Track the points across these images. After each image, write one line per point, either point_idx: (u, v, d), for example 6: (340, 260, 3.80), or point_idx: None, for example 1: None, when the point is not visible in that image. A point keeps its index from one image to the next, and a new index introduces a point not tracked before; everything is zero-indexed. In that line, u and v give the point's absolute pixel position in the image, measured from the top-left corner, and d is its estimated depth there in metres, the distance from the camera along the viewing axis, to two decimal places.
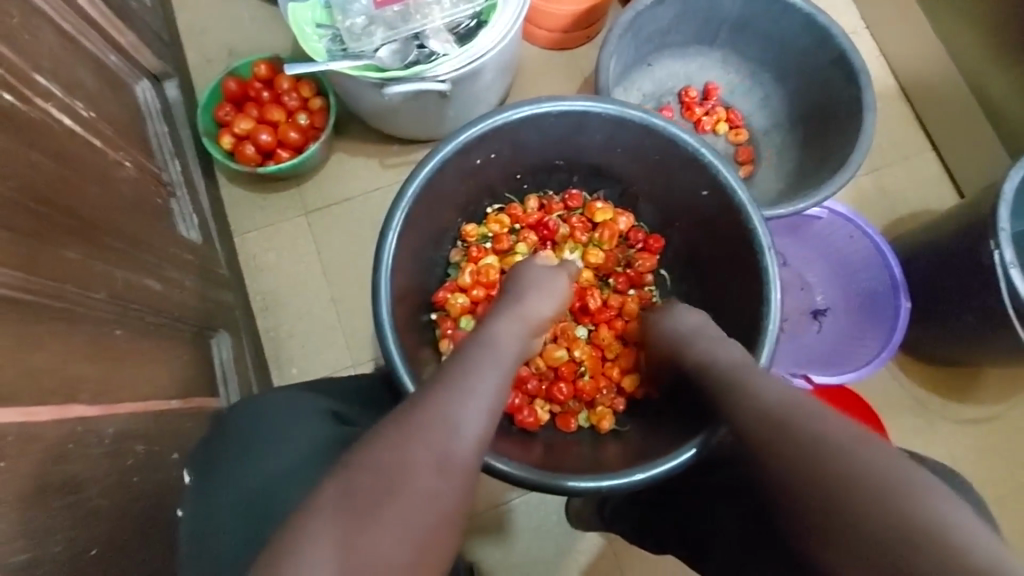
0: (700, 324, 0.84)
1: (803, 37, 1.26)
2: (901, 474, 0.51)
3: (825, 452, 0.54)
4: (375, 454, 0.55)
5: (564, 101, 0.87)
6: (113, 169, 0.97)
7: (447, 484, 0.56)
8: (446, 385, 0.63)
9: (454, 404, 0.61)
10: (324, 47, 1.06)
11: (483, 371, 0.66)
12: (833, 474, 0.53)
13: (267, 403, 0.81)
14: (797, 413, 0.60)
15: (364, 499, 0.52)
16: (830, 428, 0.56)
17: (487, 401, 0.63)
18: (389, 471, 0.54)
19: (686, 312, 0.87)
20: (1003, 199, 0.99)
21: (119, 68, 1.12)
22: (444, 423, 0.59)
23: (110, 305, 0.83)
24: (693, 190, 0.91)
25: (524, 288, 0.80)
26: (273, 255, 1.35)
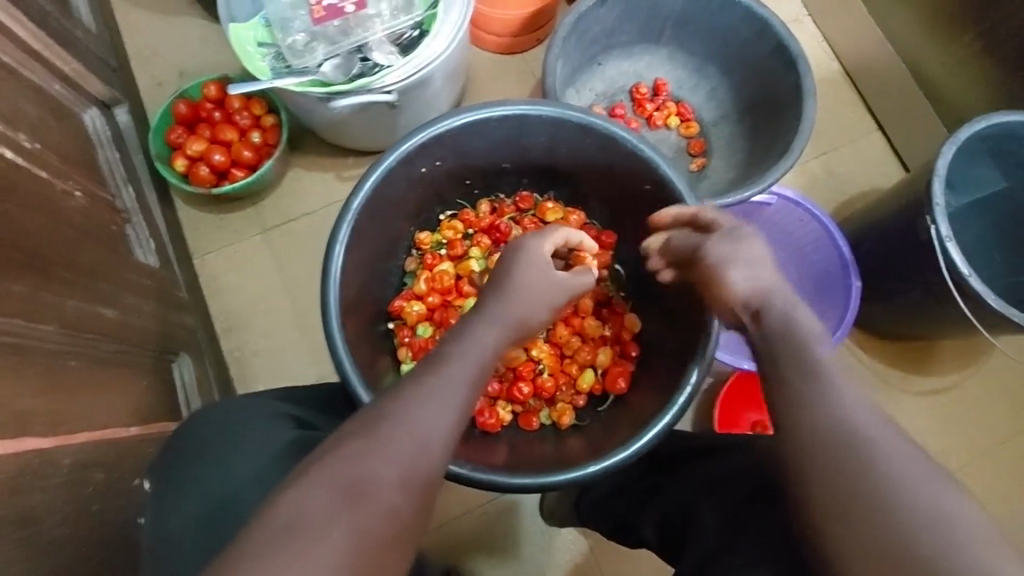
0: (752, 263, 0.72)
1: (743, 30, 1.30)
2: (914, 481, 0.50)
3: (846, 451, 0.53)
4: (334, 471, 0.54)
5: (503, 105, 0.88)
6: (62, 199, 0.96)
7: (410, 492, 0.56)
8: (416, 390, 0.63)
9: (418, 410, 0.61)
10: (268, 66, 1.07)
11: (447, 381, 0.64)
12: (823, 469, 0.53)
13: (223, 411, 0.80)
14: (812, 405, 0.57)
15: (326, 511, 0.52)
16: (840, 428, 0.55)
17: (455, 405, 0.63)
18: (352, 481, 0.54)
19: (738, 245, 0.74)
20: (937, 175, 1.03)
21: (65, 96, 1.11)
22: (412, 430, 0.59)
23: (61, 335, 0.82)
24: (635, 184, 0.93)
25: (503, 282, 0.79)
26: (235, 274, 1.35)
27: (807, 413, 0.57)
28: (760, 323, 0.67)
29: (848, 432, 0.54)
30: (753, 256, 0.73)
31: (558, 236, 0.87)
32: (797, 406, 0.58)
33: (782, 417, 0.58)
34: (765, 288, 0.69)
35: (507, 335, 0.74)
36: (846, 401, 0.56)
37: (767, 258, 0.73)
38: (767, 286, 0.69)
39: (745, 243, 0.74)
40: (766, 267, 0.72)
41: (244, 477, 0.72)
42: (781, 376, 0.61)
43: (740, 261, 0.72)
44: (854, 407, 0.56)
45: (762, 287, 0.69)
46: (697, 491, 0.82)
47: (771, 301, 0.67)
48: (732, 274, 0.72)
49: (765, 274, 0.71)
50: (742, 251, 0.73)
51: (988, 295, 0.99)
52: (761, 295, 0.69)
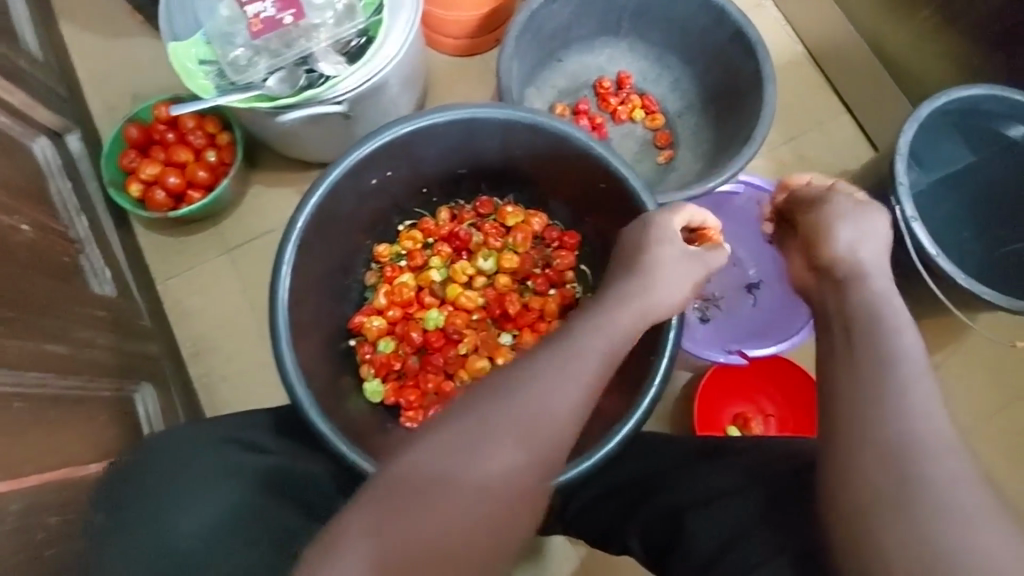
0: (862, 237, 0.74)
1: (701, 17, 1.27)
2: (958, 493, 0.51)
3: (901, 452, 0.54)
4: (423, 473, 0.53)
5: (449, 109, 0.85)
6: (9, 234, 0.92)
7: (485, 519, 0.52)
8: (547, 358, 0.61)
9: (538, 384, 0.58)
10: (212, 84, 1.04)
11: (560, 379, 0.59)
12: (871, 479, 0.54)
13: (176, 440, 0.77)
14: (878, 401, 0.57)
15: (413, 488, 0.52)
16: (898, 433, 0.55)
17: (576, 382, 0.60)
18: (460, 441, 0.54)
19: (863, 220, 0.76)
20: (899, 155, 1.02)
21: (13, 130, 1.08)
22: (534, 403, 0.57)
23: (5, 376, 0.79)
24: (591, 183, 0.91)
25: (653, 264, 0.73)
26: (199, 298, 1.32)
27: (872, 421, 0.57)
28: (848, 294, 0.69)
29: (911, 444, 0.54)
30: (862, 236, 0.74)
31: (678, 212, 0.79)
32: (864, 411, 0.57)
33: (847, 412, 0.58)
34: (863, 263, 0.71)
35: (637, 319, 0.69)
36: (920, 404, 0.56)
37: (885, 237, 0.75)
38: (871, 261, 0.72)
39: (870, 219, 0.76)
40: (872, 247, 0.73)
41: (194, 513, 0.69)
42: (852, 370, 0.61)
43: (844, 234, 0.75)
44: (926, 424, 0.55)
45: (860, 262, 0.72)
46: (692, 500, 0.80)
47: (869, 273, 0.70)
48: (835, 241, 0.74)
49: (867, 255, 0.72)
50: (847, 228, 0.75)
51: (958, 274, 0.97)
52: (853, 267, 0.71)
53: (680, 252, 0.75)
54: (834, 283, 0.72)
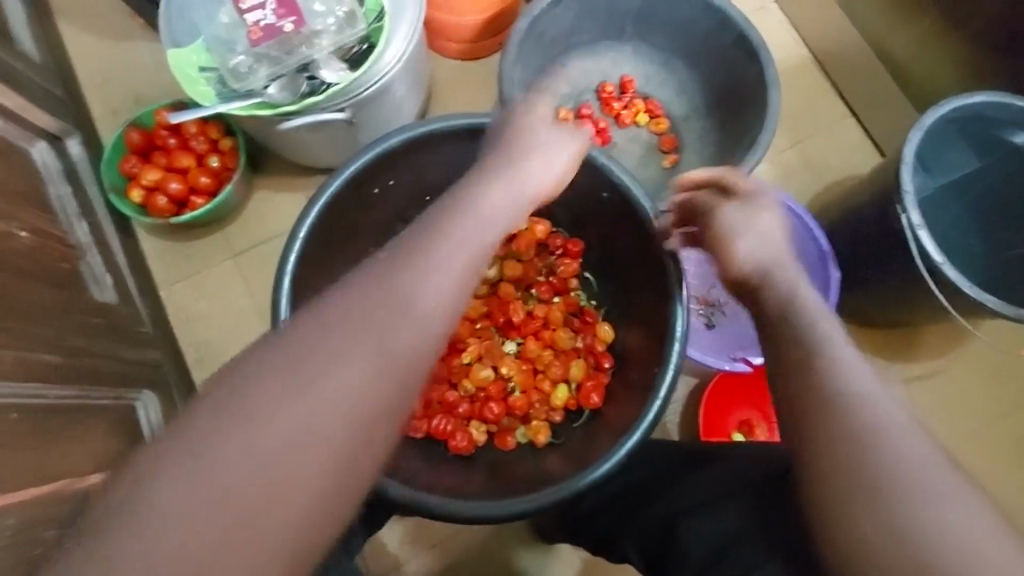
0: (764, 231, 0.71)
1: (705, 21, 1.27)
2: (924, 477, 0.49)
3: (865, 441, 0.51)
4: (241, 396, 0.48)
5: (452, 119, 0.86)
6: (5, 242, 0.92)
7: (317, 434, 0.48)
8: (428, 241, 0.60)
9: (418, 265, 0.58)
10: (213, 90, 1.03)
11: (437, 263, 0.59)
12: (838, 464, 0.51)
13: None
14: (833, 386, 0.55)
15: (293, 386, 0.49)
16: (861, 422, 0.52)
17: (456, 269, 0.60)
18: (338, 335, 0.52)
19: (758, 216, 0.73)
20: (904, 163, 1.01)
21: (9, 133, 1.07)
22: (410, 280, 0.57)
23: (2, 387, 0.78)
24: (595, 191, 0.90)
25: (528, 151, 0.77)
26: (202, 304, 1.32)
27: (836, 409, 0.54)
28: (764, 299, 0.66)
29: (878, 431, 0.52)
30: (755, 233, 0.72)
31: (541, 135, 0.80)
32: (820, 398, 0.55)
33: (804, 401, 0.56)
34: (767, 264, 0.68)
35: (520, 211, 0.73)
36: (869, 390, 0.54)
37: (781, 228, 0.73)
38: (772, 258, 0.69)
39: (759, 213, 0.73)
40: (773, 246, 0.70)
41: None
42: (795, 358, 0.59)
43: (751, 237, 0.71)
44: (890, 410, 0.53)
45: (766, 264, 0.68)
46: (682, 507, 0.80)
47: (771, 275, 0.67)
48: (737, 250, 0.72)
49: (775, 253, 0.70)
50: (739, 223, 0.73)
51: (965, 284, 0.96)
52: (761, 267, 0.68)
53: (546, 152, 0.78)
54: (749, 291, 0.69)
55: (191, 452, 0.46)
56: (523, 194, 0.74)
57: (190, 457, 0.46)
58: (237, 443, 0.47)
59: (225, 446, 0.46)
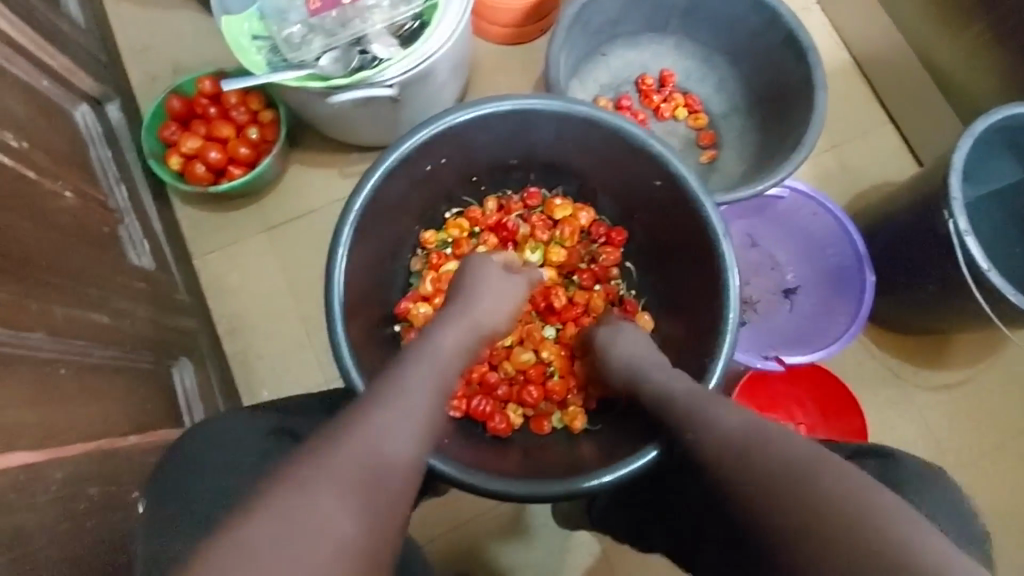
0: (632, 346, 0.84)
1: (753, 17, 1.26)
2: (859, 496, 0.50)
3: (796, 477, 0.53)
4: (297, 491, 0.49)
5: (508, 99, 0.85)
6: (51, 201, 0.92)
7: (370, 514, 0.51)
8: (409, 361, 0.67)
9: (407, 382, 0.63)
10: (264, 60, 1.03)
11: (421, 379, 0.64)
12: (784, 503, 0.52)
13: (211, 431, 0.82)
14: (752, 440, 0.58)
15: (314, 495, 0.49)
16: (783, 461, 0.55)
17: (434, 382, 0.65)
18: (350, 448, 0.54)
19: (626, 335, 0.86)
20: (954, 168, 1.01)
21: (54, 93, 1.06)
22: (402, 393, 0.62)
23: (52, 343, 0.79)
24: (646, 180, 0.90)
25: (473, 289, 0.81)
26: (235, 276, 1.32)
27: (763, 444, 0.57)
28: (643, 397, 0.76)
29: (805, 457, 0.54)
30: (621, 343, 0.85)
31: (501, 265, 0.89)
32: (741, 443, 0.59)
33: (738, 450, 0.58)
34: (631, 369, 0.80)
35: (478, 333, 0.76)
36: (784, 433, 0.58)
37: (644, 343, 0.84)
38: (633, 363, 0.81)
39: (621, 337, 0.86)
40: (634, 354, 0.82)
41: None
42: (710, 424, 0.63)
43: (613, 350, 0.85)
44: (797, 436, 0.58)
45: (630, 368, 0.81)
46: None
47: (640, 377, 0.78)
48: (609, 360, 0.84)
49: (637, 357, 0.81)
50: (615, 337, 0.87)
51: (1009, 291, 0.97)
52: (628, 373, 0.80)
53: (505, 274, 0.86)
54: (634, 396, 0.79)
55: (236, 562, 0.44)
56: (487, 315, 0.79)
57: (239, 569, 0.44)
58: (306, 536, 0.47)
59: (305, 541, 0.46)
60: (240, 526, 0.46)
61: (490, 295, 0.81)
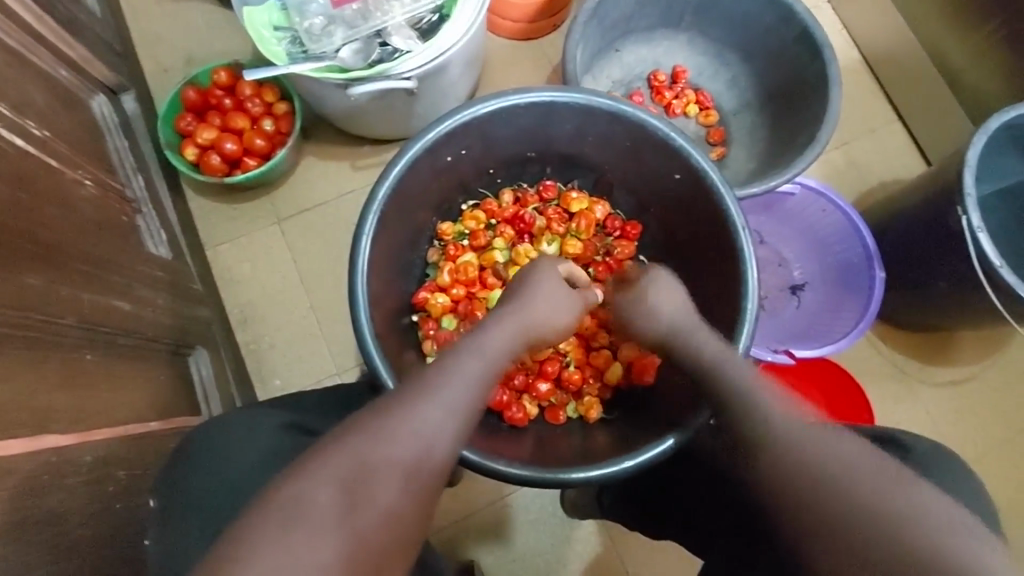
0: (675, 304, 0.79)
1: (768, 15, 1.27)
2: (900, 501, 0.50)
3: (840, 482, 0.53)
4: (347, 462, 0.51)
5: (531, 92, 0.86)
6: (74, 189, 0.92)
7: (407, 494, 0.52)
8: (461, 351, 0.65)
9: (457, 371, 0.61)
10: (283, 51, 1.05)
11: (470, 373, 0.62)
12: (811, 516, 0.53)
13: (226, 425, 0.79)
14: (794, 437, 0.57)
15: (358, 467, 0.51)
16: (824, 463, 0.55)
17: (483, 376, 0.63)
18: (396, 429, 0.54)
19: (665, 291, 0.80)
20: (967, 165, 1.02)
21: (71, 83, 1.07)
22: (456, 383, 0.60)
23: (80, 330, 0.79)
24: (665, 174, 0.91)
25: (530, 286, 0.77)
26: (247, 266, 1.33)
27: (789, 453, 0.57)
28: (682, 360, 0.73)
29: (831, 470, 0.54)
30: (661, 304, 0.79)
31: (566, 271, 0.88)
32: (769, 448, 0.58)
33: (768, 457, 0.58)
34: (666, 329, 0.76)
35: (528, 334, 0.72)
36: (821, 433, 0.57)
37: (686, 301, 0.80)
38: (677, 324, 0.76)
39: (664, 288, 0.81)
40: (669, 309, 0.78)
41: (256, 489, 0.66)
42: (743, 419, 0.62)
43: (640, 312, 0.80)
44: (825, 438, 0.57)
45: (666, 329, 0.76)
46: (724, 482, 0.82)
47: (679, 339, 0.74)
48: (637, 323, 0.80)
49: (674, 313, 0.78)
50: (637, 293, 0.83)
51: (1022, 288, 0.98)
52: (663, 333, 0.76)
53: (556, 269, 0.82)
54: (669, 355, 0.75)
55: (284, 522, 0.47)
56: (542, 314, 0.75)
57: (290, 525, 0.47)
58: (349, 507, 0.49)
59: (348, 511, 0.49)
60: (289, 483, 0.49)
61: (547, 287, 0.78)
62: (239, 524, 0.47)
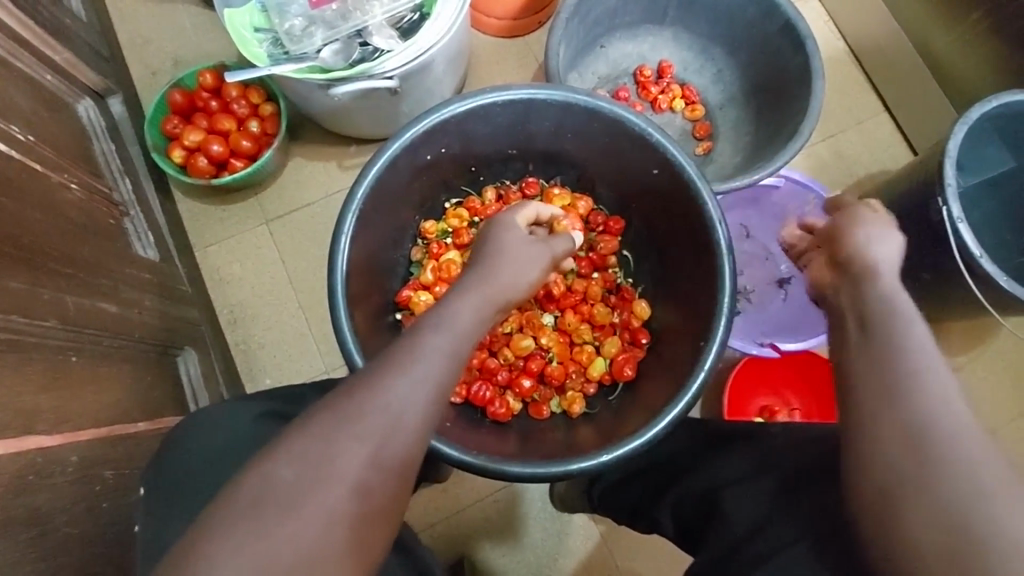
0: (884, 236, 0.68)
1: (751, 8, 1.27)
2: (974, 485, 0.47)
3: (916, 452, 0.50)
4: (314, 442, 0.52)
5: (508, 89, 0.86)
6: (58, 193, 0.93)
7: (381, 470, 0.53)
8: (431, 325, 0.64)
9: (425, 344, 0.61)
10: (265, 52, 1.05)
11: (438, 348, 0.61)
12: (880, 461, 0.51)
13: (209, 417, 0.81)
14: (882, 396, 0.54)
15: (324, 447, 0.52)
16: (904, 426, 0.51)
17: (451, 351, 0.62)
18: (370, 409, 0.55)
19: (882, 225, 0.69)
20: (947, 156, 1.03)
21: (56, 86, 1.07)
22: (426, 356, 0.60)
23: (62, 332, 0.80)
24: (644, 169, 0.92)
25: (496, 256, 0.75)
26: (237, 267, 1.34)
27: (864, 403, 0.54)
28: (864, 288, 0.63)
29: (922, 427, 0.50)
30: (878, 233, 0.68)
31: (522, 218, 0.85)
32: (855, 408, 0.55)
33: (856, 396, 0.56)
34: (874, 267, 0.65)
35: (494, 302, 0.71)
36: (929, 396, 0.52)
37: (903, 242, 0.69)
38: (882, 258, 0.66)
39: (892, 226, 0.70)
40: (893, 253, 0.67)
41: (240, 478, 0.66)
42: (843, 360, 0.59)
43: (870, 237, 0.68)
44: (932, 400, 0.51)
45: (880, 265, 0.65)
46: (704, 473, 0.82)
47: (876, 278, 0.64)
48: (861, 243, 0.68)
49: (891, 257, 0.66)
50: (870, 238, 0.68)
51: (1002, 277, 0.99)
52: (878, 266, 0.65)
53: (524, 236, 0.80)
54: (852, 279, 0.66)
55: (255, 504, 0.48)
56: (507, 286, 0.73)
57: (259, 505, 0.48)
58: (318, 487, 0.50)
59: (316, 492, 0.50)
60: (255, 466, 0.51)
61: (518, 249, 0.77)
62: (208, 512, 0.49)
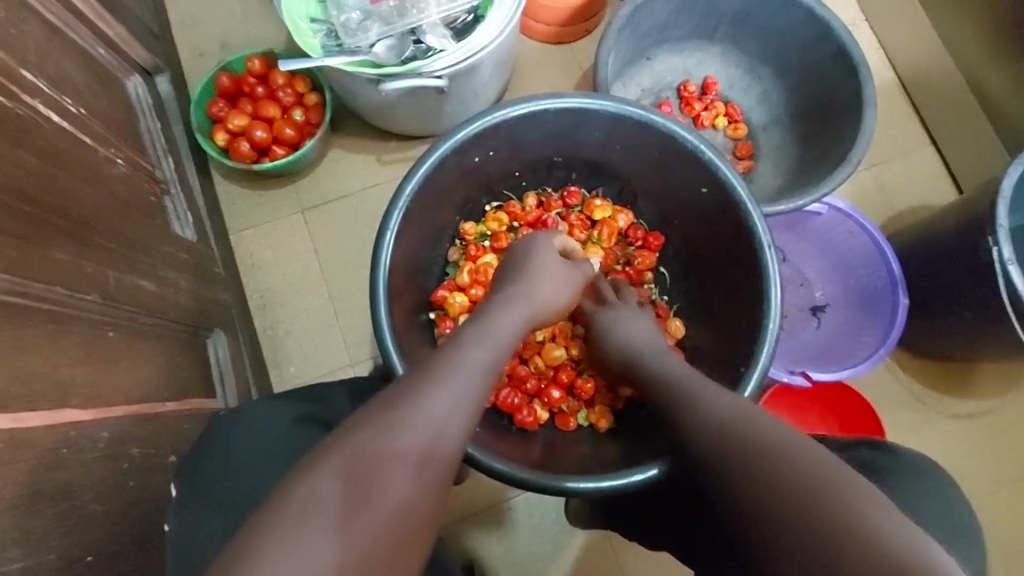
0: (640, 334, 0.81)
1: (804, 31, 1.25)
2: (825, 476, 0.47)
3: (760, 459, 0.51)
4: (360, 449, 0.52)
5: (563, 98, 0.86)
6: (105, 167, 0.94)
7: (423, 484, 0.52)
8: (471, 339, 0.64)
9: (466, 353, 0.62)
10: (318, 43, 1.06)
11: (480, 361, 0.62)
12: (740, 488, 0.51)
13: (246, 419, 0.81)
14: (727, 428, 0.56)
15: (366, 457, 0.51)
16: (760, 442, 0.52)
17: (493, 364, 0.63)
18: (410, 419, 0.54)
19: (631, 320, 0.84)
20: (1002, 196, 1.00)
21: (108, 62, 1.09)
22: (464, 367, 0.60)
23: (102, 307, 0.80)
24: (693, 187, 0.91)
25: (537, 272, 0.77)
26: (270, 253, 1.35)
27: (725, 434, 0.55)
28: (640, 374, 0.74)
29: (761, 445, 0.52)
30: (623, 324, 0.83)
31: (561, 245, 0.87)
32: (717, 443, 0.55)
33: (703, 445, 0.56)
34: (644, 345, 0.78)
35: (530, 318, 0.72)
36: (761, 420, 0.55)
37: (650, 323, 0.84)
38: (636, 343, 0.79)
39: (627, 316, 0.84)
40: (645, 334, 0.81)
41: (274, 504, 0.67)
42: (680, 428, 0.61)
43: (628, 328, 0.82)
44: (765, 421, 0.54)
45: (639, 348, 0.78)
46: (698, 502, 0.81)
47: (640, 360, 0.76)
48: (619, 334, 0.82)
49: (642, 340, 0.79)
50: (629, 327, 0.82)
51: None
52: (639, 351, 0.77)
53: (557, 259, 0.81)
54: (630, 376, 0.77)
55: (303, 515, 0.47)
56: (543, 301, 0.74)
57: (306, 517, 0.47)
58: (365, 501, 0.49)
59: (365, 505, 0.49)
60: (301, 479, 0.50)
61: (552, 271, 0.79)
62: (253, 525, 0.47)
